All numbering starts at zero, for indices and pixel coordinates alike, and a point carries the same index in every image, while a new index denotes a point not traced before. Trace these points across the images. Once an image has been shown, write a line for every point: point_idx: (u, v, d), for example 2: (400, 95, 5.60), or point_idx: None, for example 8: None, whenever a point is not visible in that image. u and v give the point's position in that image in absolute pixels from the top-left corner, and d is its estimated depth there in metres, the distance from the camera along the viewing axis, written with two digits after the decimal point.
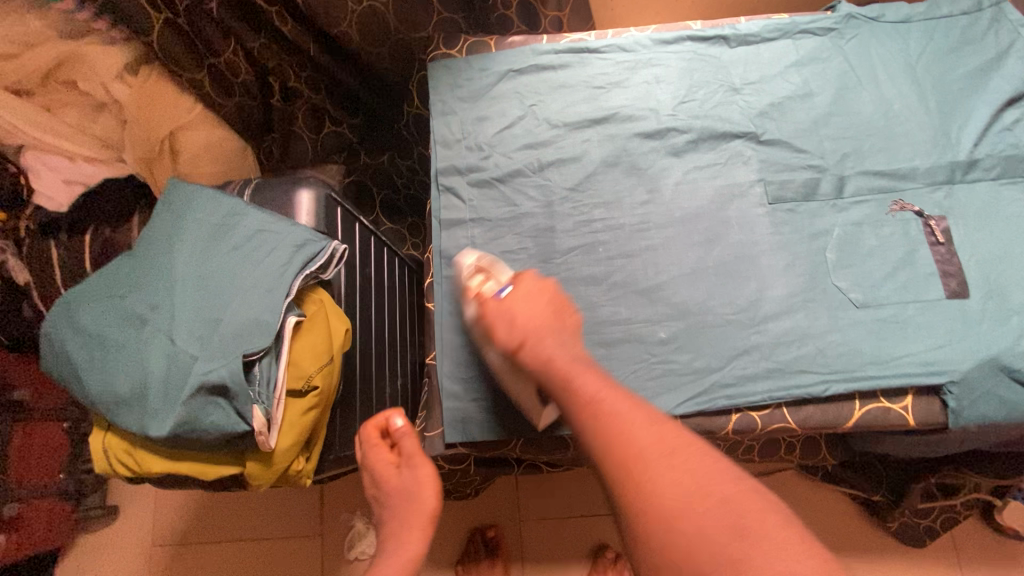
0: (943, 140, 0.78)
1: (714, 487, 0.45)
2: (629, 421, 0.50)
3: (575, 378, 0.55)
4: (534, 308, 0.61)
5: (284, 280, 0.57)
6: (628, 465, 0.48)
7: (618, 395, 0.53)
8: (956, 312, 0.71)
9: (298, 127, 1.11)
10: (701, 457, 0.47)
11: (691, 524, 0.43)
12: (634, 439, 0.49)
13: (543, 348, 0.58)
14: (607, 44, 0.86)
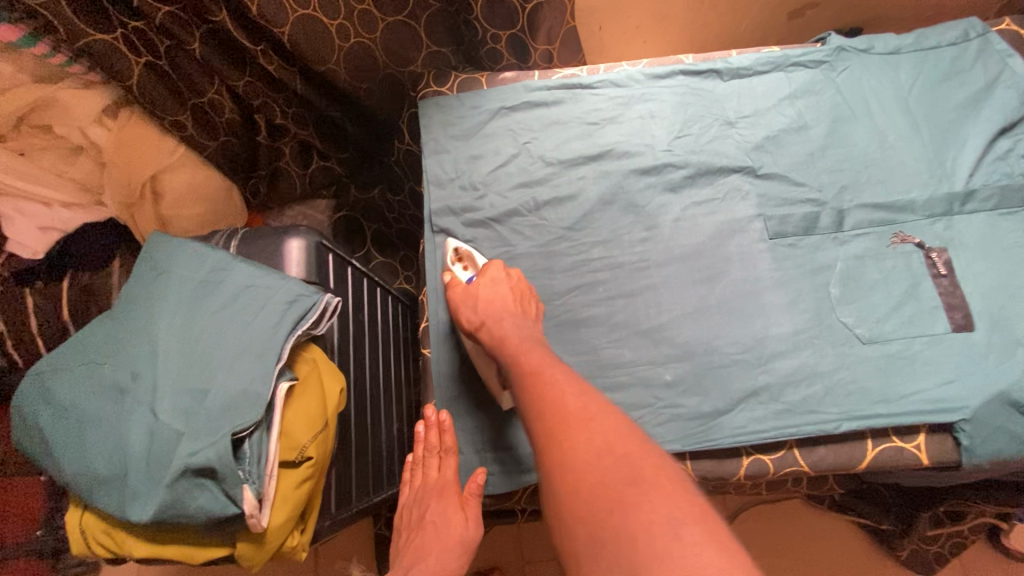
0: (939, 171, 0.78)
1: (619, 450, 0.45)
2: (563, 392, 0.52)
3: (523, 353, 0.60)
4: (498, 291, 0.69)
5: (274, 342, 0.53)
6: (554, 429, 0.49)
7: (562, 368, 0.57)
8: (962, 346, 0.71)
9: (285, 161, 1.11)
10: (622, 426, 0.48)
11: (591, 483, 0.43)
12: (562, 407, 0.50)
13: (500, 325, 0.65)
14: (600, 79, 0.85)
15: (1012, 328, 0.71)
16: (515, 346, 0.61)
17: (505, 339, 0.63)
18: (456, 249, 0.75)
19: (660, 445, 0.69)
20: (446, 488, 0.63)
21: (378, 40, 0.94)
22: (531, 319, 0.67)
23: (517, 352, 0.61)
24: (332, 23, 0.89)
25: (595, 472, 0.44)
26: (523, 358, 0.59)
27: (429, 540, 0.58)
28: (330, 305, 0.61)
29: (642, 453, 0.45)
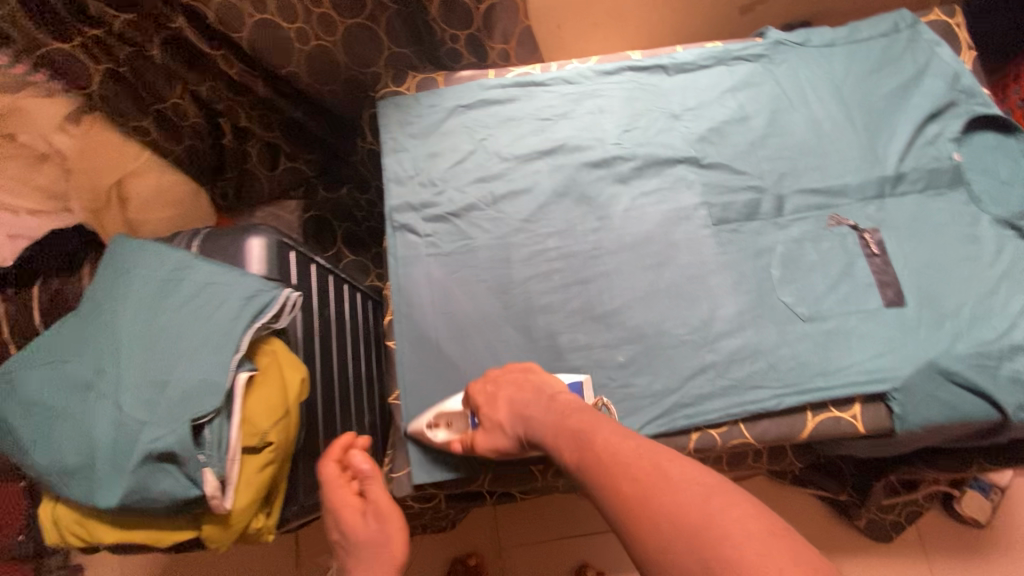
0: (871, 156, 0.82)
1: (685, 482, 0.44)
2: (623, 451, 0.50)
3: (568, 417, 0.59)
4: (506, 399, 0.66)
5: (233, 333, 0.56)
6: (614, 471, 0.49)
7: (605, 423, 0.56)
8: (894, 320, 0.75)
9: (251, 163, 1.13)
10: (684, 461, 0.47)
11: (665, 514, 0.43)
12: (626, 467, 0.48)
13: (532, 421, 0.62)
14: (552, 77, 0.89)
15: (939, 301, 0.76)
16: (552, 425, 0.60)
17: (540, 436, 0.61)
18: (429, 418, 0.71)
19: None
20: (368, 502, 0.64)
21: (339, 43, 0.97)
22: (554, 390, 0.65)
23: (552, 434, 0.59)
24: (290, 26, 0.91)
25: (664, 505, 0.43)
26: (566, 429, 0.57)
27: (368, 551, 0.63)
28: (288, 298, 0.64)
29: (706, 481, 0.44)
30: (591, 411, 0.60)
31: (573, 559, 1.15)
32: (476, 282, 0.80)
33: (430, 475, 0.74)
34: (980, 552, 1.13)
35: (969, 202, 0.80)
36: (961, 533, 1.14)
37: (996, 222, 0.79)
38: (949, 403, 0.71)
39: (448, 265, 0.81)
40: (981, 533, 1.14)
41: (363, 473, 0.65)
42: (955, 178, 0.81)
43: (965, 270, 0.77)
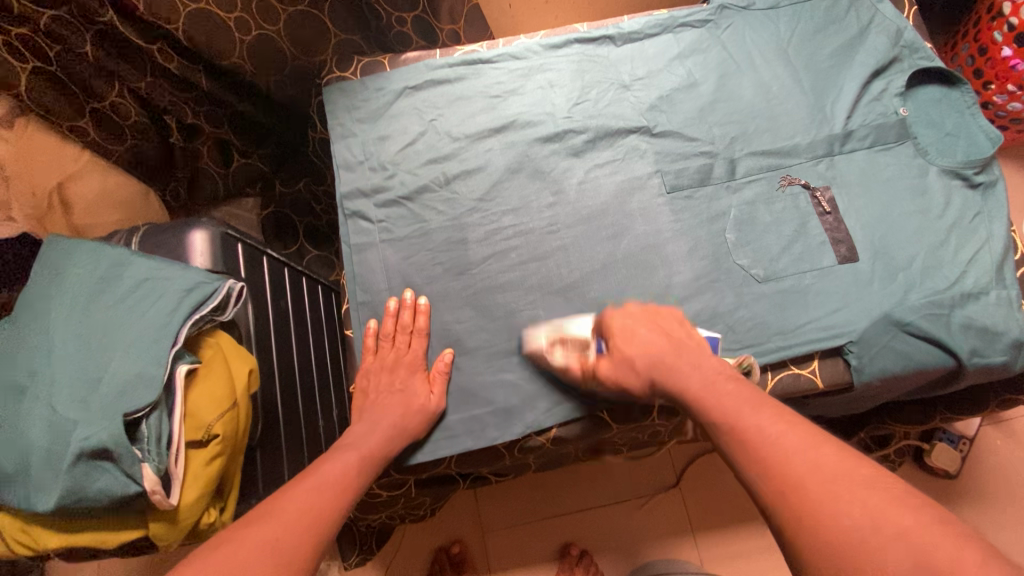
0: (819, 115, 0.83)
1: (876, 511, 0.40)
2: (789, 452, 0.47)
3: (724, 398, 0.55)
4: (644, 342, 0.66)
5: (169, 326, 0.55)
6: (776, 470, 0.46)
7: (760, 401, 0.54)
8: (848, 275, 0.76)
9: (204, 163, 1.10)
10: (868, 481, 0.43)
11: (849, 534, 0.39)
12: (800, 472, 0.45)
13: (670, 372, 0.62)
14: (499, 53, 0.88)
15: (891, 254, 0.77)
16: (697, 387, 0.58)
17: (684, 388, 0.60)
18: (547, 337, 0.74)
19: (579, 395, 0.73)
20: (412, 366, 0.73)
21: (283, 31, 0.95)
22: (695, 349, 0.65)
23: (700, 396, 0.57)
24: (228, 16, 0.89)
25: (855, 533, 0.39)
26: (708, 401, 0.56)
27: (400, 395, 0.70)
28: (233, 291, 0.62)
29: (908, 510, 0.39)
30: (723, 372, 0.60)
31: (556, 539, 1.15)
32: (432, 265, 0.79)
33: (398, 461, 0.73)
34: (956, 504, 1.15)
35: (916, 155, 0.81)
36: (936, 487, 1.16)
37: (943, 172, 0.80)
38: (906, 353, 0.72)
39: (403, 249, 0.80)
40: (955, 486, 1.16)
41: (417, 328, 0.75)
42: (902, 132, 0.81)
43: (915, 223, 0.78)
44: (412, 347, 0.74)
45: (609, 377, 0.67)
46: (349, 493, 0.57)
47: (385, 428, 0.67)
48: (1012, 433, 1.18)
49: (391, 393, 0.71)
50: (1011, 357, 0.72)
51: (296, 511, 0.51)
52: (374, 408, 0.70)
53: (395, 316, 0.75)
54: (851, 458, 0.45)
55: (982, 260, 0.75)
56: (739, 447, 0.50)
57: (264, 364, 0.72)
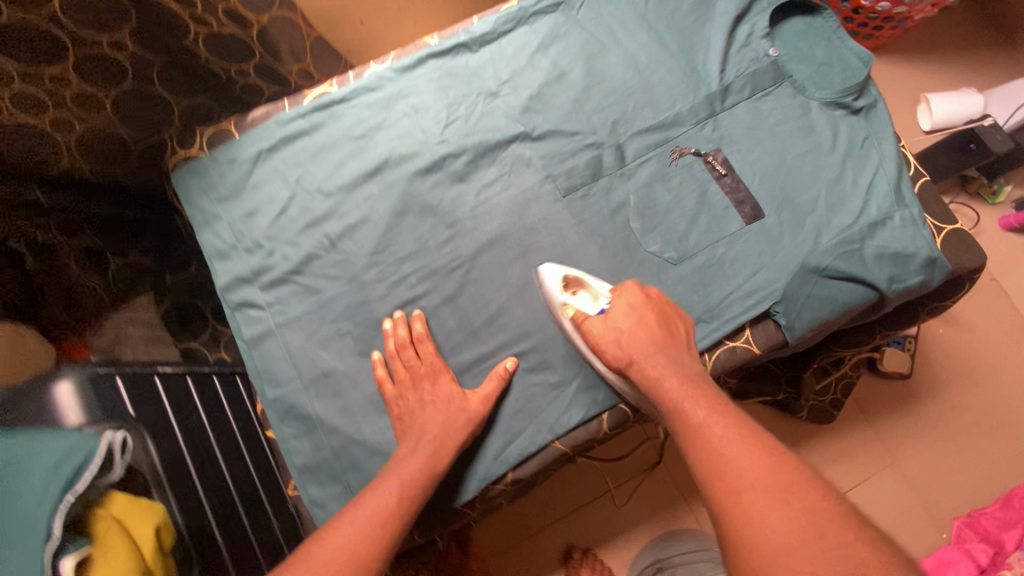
0: (694, 76, 0.80)
1: (823, 537, 0.42)
2: (763, 503, 0.45)
3: (711, 430, 0.52)
4: (638, 326, 0.62)
5: (40, 516, 0.48)
6: (737, 495, 0.47)
7: (731, 415, 0.53)
8: (759, 235, 0.75)
9: (75, 276, 0.96)
10: (831, 518, 0.43)
11: None
12: (768, 527, 0.44)
13: (654, 362, 0.59)
14: (351, 89, 0.80)
15: (794, 202, 0.75)
16: (678, 390, 0.56)
17: (662, 383, 0.57)
18: (566, 278, 0.70)
19: (525, 430, 0.70)
20: (433, 376, 0.69)
21: (114, 117, 0.88)
22: (687, 352, 0.61)
23: (681, 400, 0.55)
24: (41, 119, 0.80)
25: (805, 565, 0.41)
26: (685, 409, 0.55)
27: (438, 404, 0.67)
28: (115, 443, 0.55)
29: (871, 558, 0.40)
30: (712, 386, 0.58)
31: (559, 545, 1.14)
32: (340, 337, 0.73)
33: None
34: (916, 400, 1.19)
35: (796, 93, 0.79)
36: (897, 390, 1.19)
37: (825, 105, 0.79)
38: (829, 297, 0.71)
39: (305, 328, 0.73)
40: (912, 383, 1.20)
41: (420, 335, 0.71)
42: (778, 74, 0.80)
43: (810, 163, 0.77)
44: (425, 359, 0.70)
45: (593, 338, 0.65)
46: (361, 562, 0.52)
47: (427, 443, 0.64)
48: (951, 320, 1.22)
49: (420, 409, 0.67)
50: (927, 275, 0.72)
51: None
52: (414, 426, 0.66)
53: (398, 333, 0.71)
54: (805, 481, 0.46)
55: (880, 184, 0.75)
56: (706, 468, 0.50)
57: (183, 495, 0.67)
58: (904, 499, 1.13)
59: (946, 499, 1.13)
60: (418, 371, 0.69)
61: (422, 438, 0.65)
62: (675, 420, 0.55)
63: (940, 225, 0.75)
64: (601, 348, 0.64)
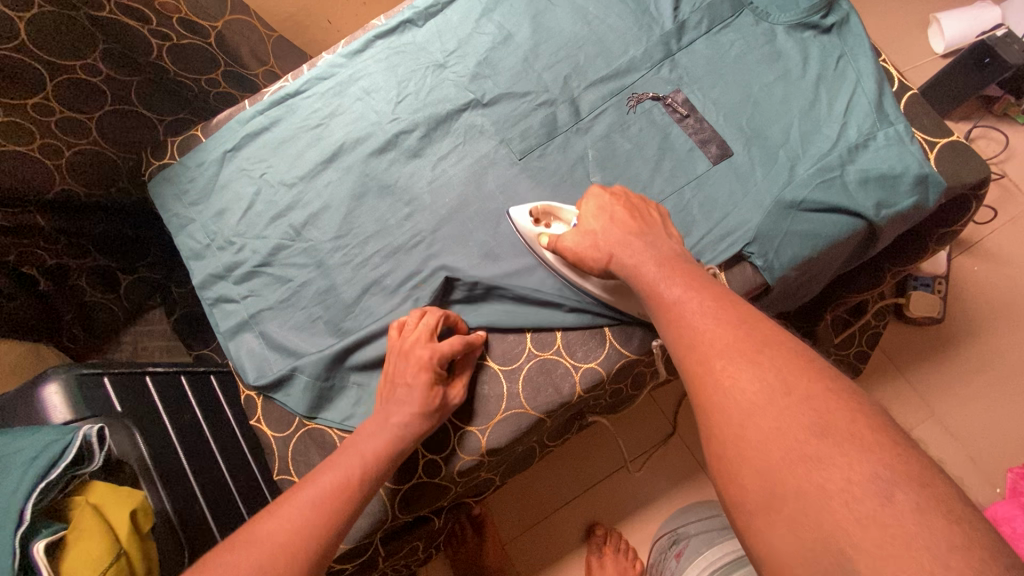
0: (646, 19, 0.76)
1: (785, 384, 0.40)
2: (728, 365, 0.42)
3: (685, 305, 0.49)
4: (612, 221, 0.61)
5: (14, 504, 0.50)
6: (706, 365, 0.44)
7: (706, 289, 0.50)
8: (729, 173, 0.70)
9: (88, 295, 1.05)
10: (803, 374, 0.40)
11: (765, 442, 0.38)
12: (733, 388, 0.41)
13: (631, 253, 0.57)
14: (305, 81, 0.81)
15: (765, 134, 0.70)
16: (654, 273, 0.54)
17: (640, 267, 0.55)
18: (535, 208, 0.68)
19: (497, 398, 0.69)
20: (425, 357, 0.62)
21: (100, 138, 0.92)
22: (662, 233, 0.60)
23: (657, 281, 0.53)
24: (31, 146, 0.85)
25: (763, 416, 0.39)
26: (661, 290, 0.52)
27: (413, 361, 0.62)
28: (91, 437, 0.58)
29: (836, 405, 0.38)
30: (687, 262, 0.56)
31: (578, 524, 1.11)
32: (311, 323, 0.74)
33: None
34: (953, 344, 1.09)
35: (758, 21, 0.75)
36: (928, 335, 1.10)
37: (791, 28, 0.74)
38: (810, 232, 0.66)
39: (278, 316, 0.75)
40: (946, 326, 1.10)
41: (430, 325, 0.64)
42: (736, 3, 0.75)
43: (779, 92, 0.71)
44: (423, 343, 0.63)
45: (570, 252, 0.63)
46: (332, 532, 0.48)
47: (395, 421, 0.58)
48: (987, 255, 1.12)
49: (398, 385, 0.61)
50: (920, 196, 0.65)
51: (299, 508, 0.48)
52: (387, 401, 0.61)
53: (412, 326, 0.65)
54: (776, 339, 0.43)
55: (859, 105, 0.69)
56: (682, 344, 0.47)
57: (175, 487, 0.68)
58: (949, 454, 1.03)
59: (996, 449, 1.02)
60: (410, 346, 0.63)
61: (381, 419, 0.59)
62: (652, 302, 0.53)
63: (933, 139, 0.69)
64: (582, 260, 0.63)
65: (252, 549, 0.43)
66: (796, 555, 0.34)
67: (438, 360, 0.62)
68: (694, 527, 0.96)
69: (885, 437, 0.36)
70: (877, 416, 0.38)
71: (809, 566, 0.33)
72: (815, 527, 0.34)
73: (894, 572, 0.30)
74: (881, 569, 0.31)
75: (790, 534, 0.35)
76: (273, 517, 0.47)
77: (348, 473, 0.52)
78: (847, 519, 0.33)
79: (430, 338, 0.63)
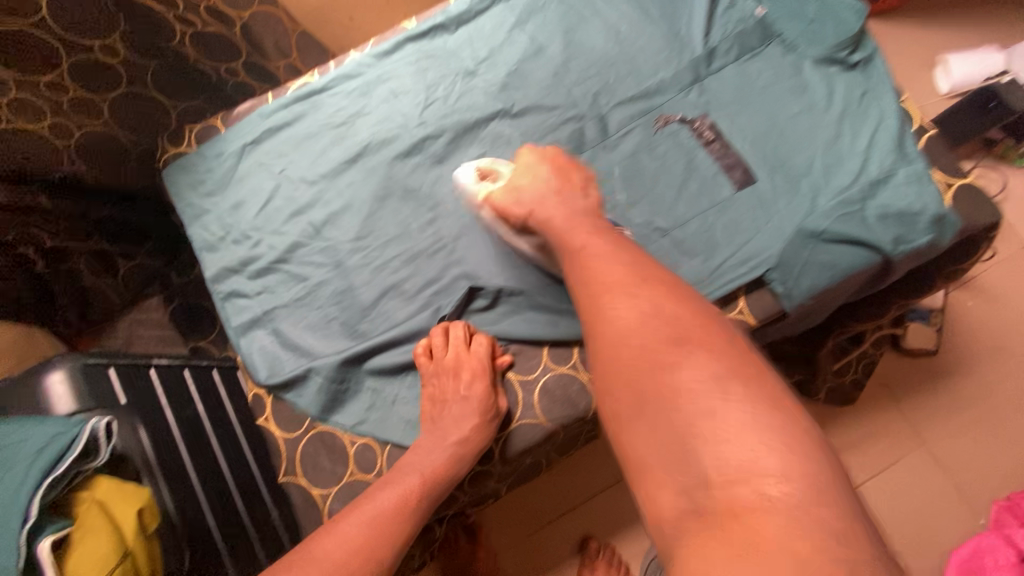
0: (677, 42, 0.78)
1: (662, 306, 0.43)
2: (610, 292, 0.46)
3: (588, 247, 0.53)
4: (537, 179, 0.65)
5: (18, 500, 0.49)
6: (597, 298, 0.46)
7: (613, 238, 0.54)
8: (752, 200, 0.71)
9: (85, 280, 1.00)
10: (671, 298, 0.43)
11: (633, 354, 0.41)
12: (613, 312, 0.44)
13: (547, 211, 0.61)
14: (331, 78, 0.81)
15: (788, 163, 0.72)
16: (565, 227, 0.58)
17: (554, 221, 0.59)
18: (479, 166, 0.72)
19: (513, 409, 0.68)
20: (475, 370, 0.65)
21: (114, 123, 0.89)
22: (579, 195, 0.63)
23: (567, 231, 0.57)
24: (41, 126, 0.82)
25: (633, 331, 0.42)
26: (570, 238, 0.56)
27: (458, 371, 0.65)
28: (98, 430, 0.56)
29: (693, 320, 0.41)
30: (595, 219, 0.59)
31: (572, 536, 1.10)
32: (326, 323, 0.73)
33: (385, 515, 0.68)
34: (945, 378, 1.12)
35: (786, 52, 0.76)
36: (922, 366, 1.13)
37: (818, 62, 0.75)
38: (829, 262, 0.66)
39: (293, 314, 0.74)
40: (940, 360, 1.13)
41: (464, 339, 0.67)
42: (765, 34, 0.77)
43: (803, 123, 0.73)
44: (469, 357, 0.66)
45: (498, 205, 0.66)
46: (371, 557, 0.52)
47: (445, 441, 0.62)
48: (982, 291, 1.15)
49: (451, 399, 0.65)
50: (936, 234, 0.66)
51: (359, 525, 0.53)
52: (439, 419, 0.64)
53: (444, 338, 0.67)
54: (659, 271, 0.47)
55: (881, 141, 0.71)
56: (581, 282, 0.50)
57: (177, 485, 0.67)
58: (938, 484, 1.06)
59: (984, 482, 1.05)
60: (451, 361, 0.66)
61: (428, 461, 0.61)
62: (563, 252, 0.56)
63: (950, 180, 0.71)
64: (506, 213, 0.66)
65: (312, 564, 0.49)
66: (650, 450, 0.37)
67: (483, 369, 0.66)
68: None
69: (729, 344, 0.40)
70: (729, 330, 0.41)
71: (662, 458, 0.36)
72: (666, 425, 0.36)
73: (729, 452, 0.33)
74: (722, 456, 0.34)
75: (654, 442, 0.36)
76: (336, 530, 0.53)
77: (404, 492, 0.57)
78: (690, 412, 0.36)
79: (467, 348, 0.67)
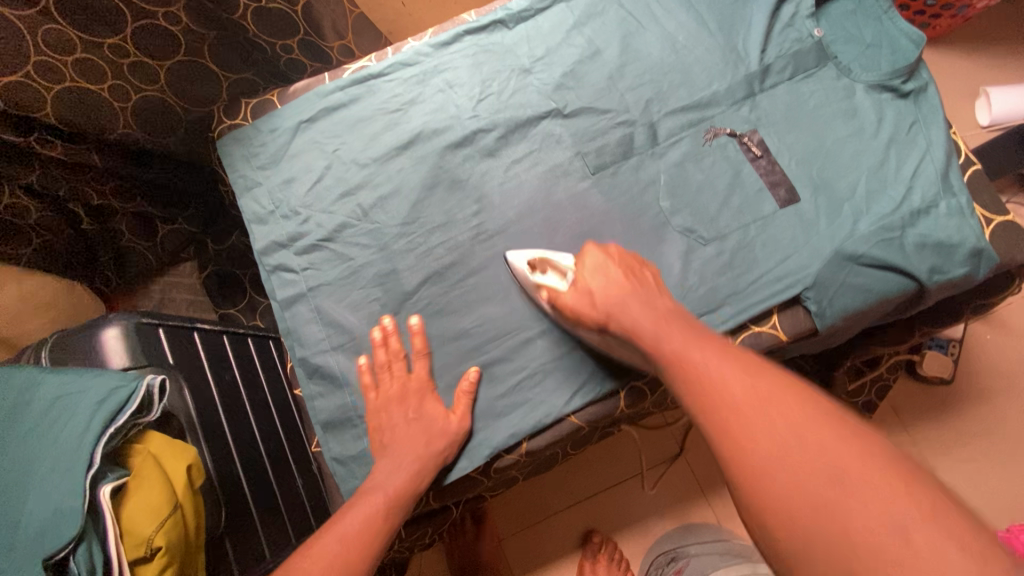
0: (733, 56, 0.79)
1: (807, 433, 0.40)
2: (723, 384, 0.45)
3: (691, 347, 0.50)
4: (608, 278, 0.61)
5: (83, 447, 0.51)
6: (718, 412, 0.44)
7: (706, 338, 0.51)
8: (794, 218, 0.73)
9: (126, 238, 1.09)
10: (871, 480, 0.36)
11: (764, 468, 0.40)
12: (736, 415, 0.43)
13: (627, 313, 0.57)
14: (388, 64, 0.82)
15: (832, 186, 0.73)
16: (650, 330, 0.54)
17: (638, 322, 0.56)
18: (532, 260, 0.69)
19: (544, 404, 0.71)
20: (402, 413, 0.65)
21: (168, 88, 0.92)
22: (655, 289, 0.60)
23: (653, 330, 0.54)
24: (101, 87, 0.84)
25: (777, 464, 0.39)
26: (660, 339, 0.53)
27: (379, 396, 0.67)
28: (153, 387, 0.58)
29: (847, 452, 0.38)
30: (686, 318, 0.56)
31: (575, 531, 1.13)
32: (367, 304, 0.75)
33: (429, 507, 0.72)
34: (955, 409, 1.13)
35: (840, 75, 0.77)
36: (934, 395, 1.14)
37: (871, 88, 0.76)
38: (865, 286, 0.68)
39: (335, 293, 0.76)
40: (951, 390, 1.14)
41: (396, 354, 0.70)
42: (821, 55, 0.78)
43: (851, 147, 0.74)
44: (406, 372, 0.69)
45: (568, 308, 0.63)
46: None
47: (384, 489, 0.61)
48: (1001, 327, 1.16)
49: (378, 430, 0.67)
50: (972, 267, 0.68)
51: None
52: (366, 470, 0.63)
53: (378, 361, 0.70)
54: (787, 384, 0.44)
55: (926, 173, 0.72)
56: (695, 391, 0.47)
57: (216, 445, 0.69)
58: None
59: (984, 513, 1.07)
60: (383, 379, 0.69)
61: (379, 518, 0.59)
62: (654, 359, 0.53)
63: (990, 216, 0.72)
64: (580, 317, 0.63)
65: None
66: None
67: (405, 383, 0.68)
68: (694, 548, 1.00)
69: (889, 473, 0.36)
70: (887, 455, 0.38)
71: None
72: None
73: None
74: None
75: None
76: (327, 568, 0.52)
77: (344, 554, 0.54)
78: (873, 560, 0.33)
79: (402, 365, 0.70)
